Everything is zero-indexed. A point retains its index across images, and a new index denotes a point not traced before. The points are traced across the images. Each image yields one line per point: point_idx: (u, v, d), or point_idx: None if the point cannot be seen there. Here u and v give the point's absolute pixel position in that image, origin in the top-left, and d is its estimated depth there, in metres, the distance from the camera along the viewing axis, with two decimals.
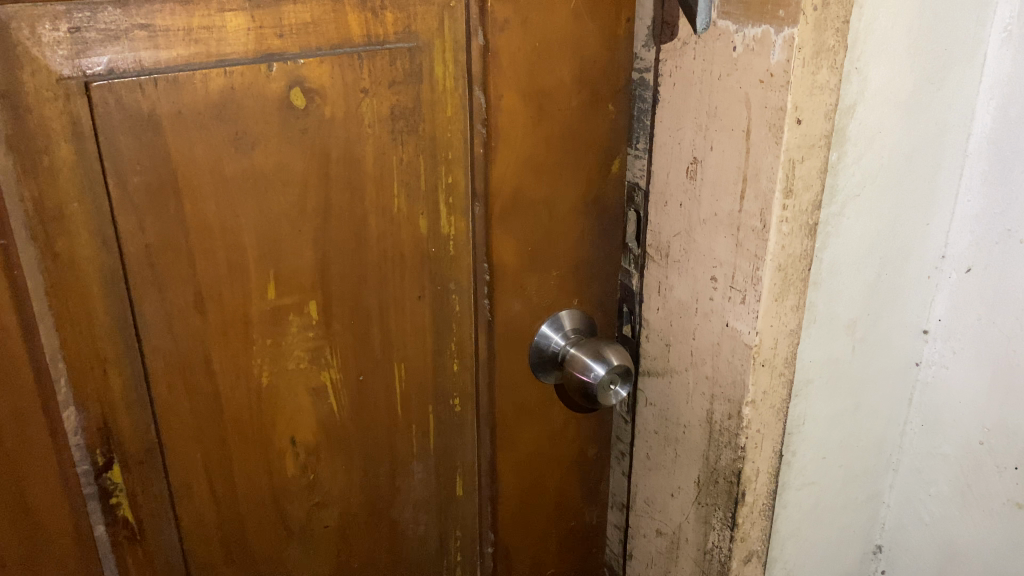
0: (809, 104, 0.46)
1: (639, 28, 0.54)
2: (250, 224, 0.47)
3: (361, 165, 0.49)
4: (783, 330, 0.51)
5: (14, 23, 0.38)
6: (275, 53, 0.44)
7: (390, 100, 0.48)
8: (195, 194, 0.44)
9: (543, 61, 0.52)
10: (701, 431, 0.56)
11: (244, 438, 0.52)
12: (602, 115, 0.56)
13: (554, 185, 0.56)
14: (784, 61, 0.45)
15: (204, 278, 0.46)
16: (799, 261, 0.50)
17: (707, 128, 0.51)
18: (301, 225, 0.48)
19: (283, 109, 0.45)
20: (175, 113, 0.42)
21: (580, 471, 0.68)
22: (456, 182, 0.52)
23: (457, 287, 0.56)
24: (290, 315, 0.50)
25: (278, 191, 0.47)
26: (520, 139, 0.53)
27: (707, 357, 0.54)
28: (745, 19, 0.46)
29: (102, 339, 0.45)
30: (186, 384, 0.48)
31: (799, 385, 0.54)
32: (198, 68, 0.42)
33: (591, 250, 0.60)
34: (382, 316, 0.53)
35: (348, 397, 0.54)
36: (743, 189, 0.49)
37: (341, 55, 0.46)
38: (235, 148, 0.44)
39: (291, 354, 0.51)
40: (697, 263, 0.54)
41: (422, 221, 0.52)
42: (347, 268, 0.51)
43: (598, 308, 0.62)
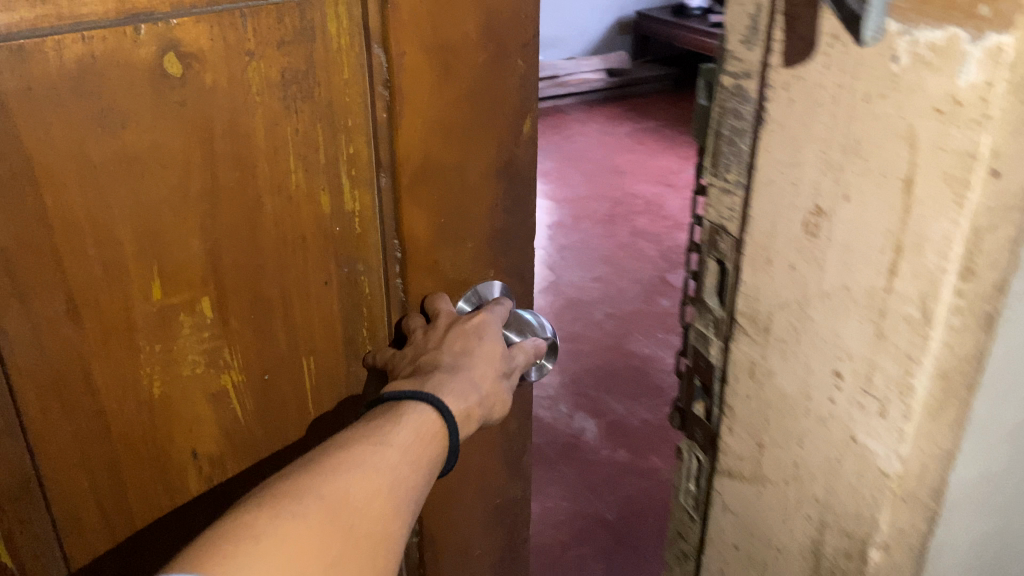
0: (1018, 144, 0.30)
1: (740, 17, 0.39)
2: (122, 216, 0.43)
3: (247, 136, 0.45)
4: (937, 454, 0.36)
5: None
6: (140, 13, 0.40)
7: (280, 61, 0.44)
8: (56, 184, 0.40)
9: (445, 11, 0.47)
10: (803, 563, 0.43)
11: (137, 456, 0.49)
12: (511, 68, 0.51)
13: (467, 152, 0.52)
14: (982, 83, 0.29)
15: (74, 282, 0.43)
16: (970, 364, 0.35)
17: (839, 167, 0.35)
18: (185, 209, 0.44)
19: (156, 78, 0.41)
20: (25, 88, 0.38)
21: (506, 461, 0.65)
22: (358, 151, 0.49)
23: (366, 267, 0.53)
24: (181, 315, 0.47)
25: (159, 174, 0.43)
26: (429, 102, 0.49)
27: (818, 476, 0.40)
28: (919, 15, 0.31)
29: None
30: (61, 402, 0.45)
31: (951, 517, 0.39)
32: (49, 34, 0.38)
33: (507, 222, 0.56)
34: (286, 309, 0.51)
35: (253, 401, 0.52)
36: (893, 261, 0.34)
37: (221, 13, 0.42)
38: (100, 124, 0.40)
39: (184, 359, 0.48)
40: (811, 349, 0.39)
41: (324, 197, 0.49)
42: (241, 257, 0.47)
43: (518, 278, 0.59)
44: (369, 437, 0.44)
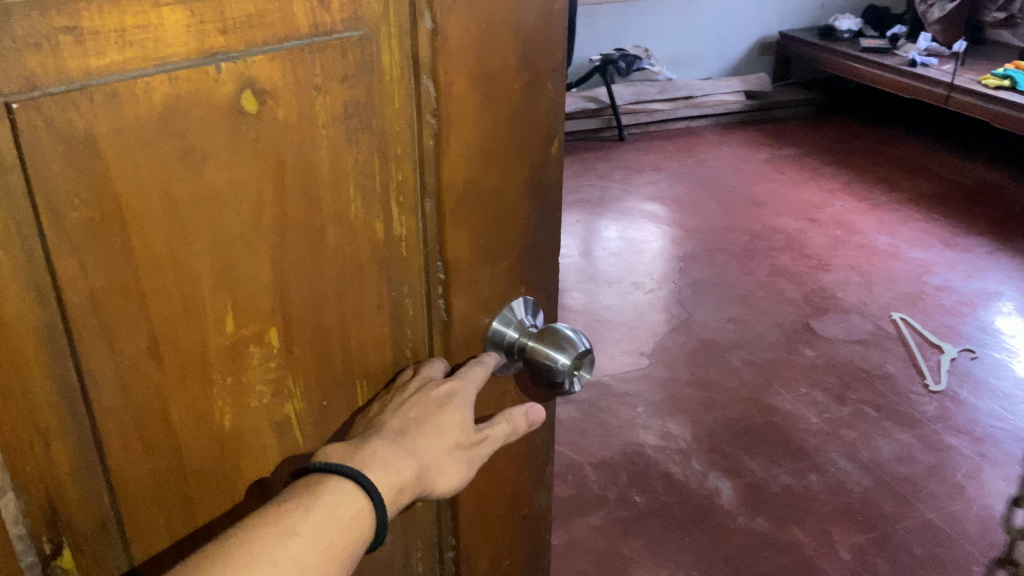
0: None
1: None
2: (203, 251, 0.49)
3: (314, 170, 0.52)
4: None
5: None
6: (219, 51, 0.45)
7: (343, 95, 0.52)
8: (140, 227, 0.46)
9: (488, 44, 0.56)
10: None
11: (205, 487, 0.57)
12: (542, 94, 0.61)
13: (501, 174, 0.62)
14: None
15: (155, 321, 0.49)
16: None
17: None
18: (258, 242, 0.51)
19: (235, 114, 0.47)
20: (115, 130, 0.43)
21: (527, 454, 0.75)
22: (405, 178, 0.58)
23: (411, 289, 0.62)
24: (250, 346, 0.54)
25: (233, 210, 0.49)
26: (471, 126, 0.58)
27: None
28: None
29: (39, 406, 0.47)
30: (141, 440, 0.51)
31: None
32: (139, 75, 0.43)
33: (534, 234, 0.67)
34: (343, 331, 0.59)
35: (313, 424, 0.60)
36: None
37: (291, 49, 0.48)
38: (183, 164, 0.46)
39: (252, 390, 0.56)
40: None
41: (378, 225, 0.58)
42: (305, 289, 0.55)
43: (540, 290, 0.70)
44: (274, 529, 0.51)
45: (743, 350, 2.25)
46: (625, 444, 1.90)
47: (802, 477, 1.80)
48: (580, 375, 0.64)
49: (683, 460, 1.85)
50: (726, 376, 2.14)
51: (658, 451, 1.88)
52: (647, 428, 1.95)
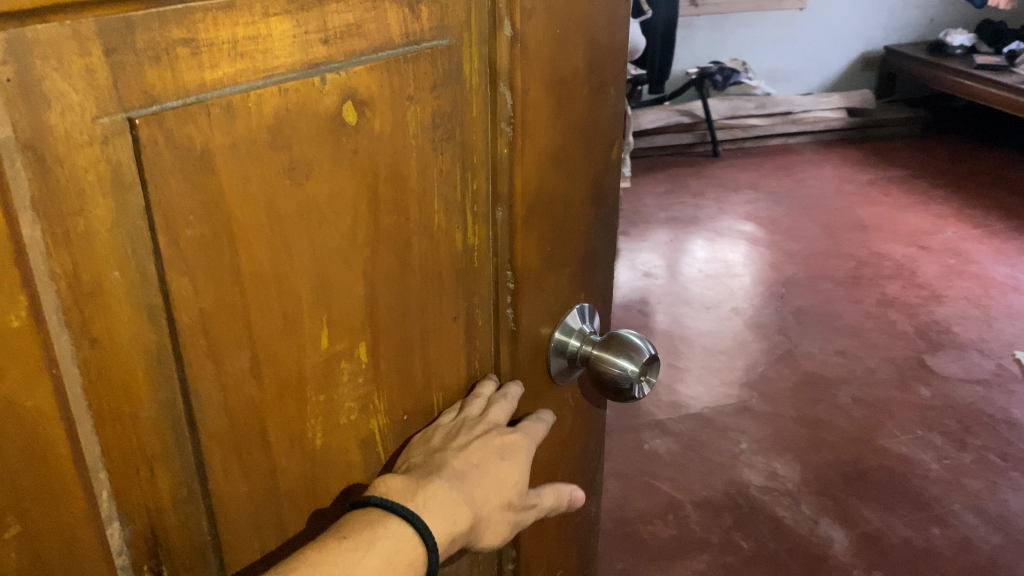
0: None
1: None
2: (301, 264, 0.49)
3: (403, 181, 0.54)
4: None
5: (42, 50, 0.36)
6: (320, 62, 0.47)
7: (432, 106, 0.54)
8: (247, 242, 0.46)
9: (559, 53, 0.61)
10: None
11: (298, 511, 0.55)
12: (605, 98, 0.67)
13: (566, 181, 0.66)
14: None
15: (257, 339, 0.48)
16: None
17: None
18: (351, 255, 0.52)
19: (337, 126, 0.48)
20: (229, 145, 0.43)
21: (577, 458, 0.82)
22: (478, 187, 0.62)
23: (480, 297, 0.65)
24: (342, 362, 0.54)
25: (330, 221, 0.50)
26: (542, 135, 0.62)
27: None
28: None
29: (146, 427, 0.46)
30: (240, 463, 0.50)
31: None
32: (250, 88, 0.44)
33: (592, 240, 0.73)
34: (425, 341, 0.60)
35: (394, 438, 0.61)
36: None
37: (387, 59, 0.50)
38: (289, 176, 0.47)
39: (343, 407, 0.56)
40: None
41: (457, 235, 0.60)
42: (392, 299, 0.56)
43: (593, 292, 0.75)
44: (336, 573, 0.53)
45: (852, 386, 2.16)
46: (729, 483, 1.84)
47: (924, 530, 1.70)
48: (645, 381, 0.71)
49: (792, 504, 1.77)
50: (835, 414, 2.05)
51: (765, 493, 1.80)
52: (752, 466, 1.88)
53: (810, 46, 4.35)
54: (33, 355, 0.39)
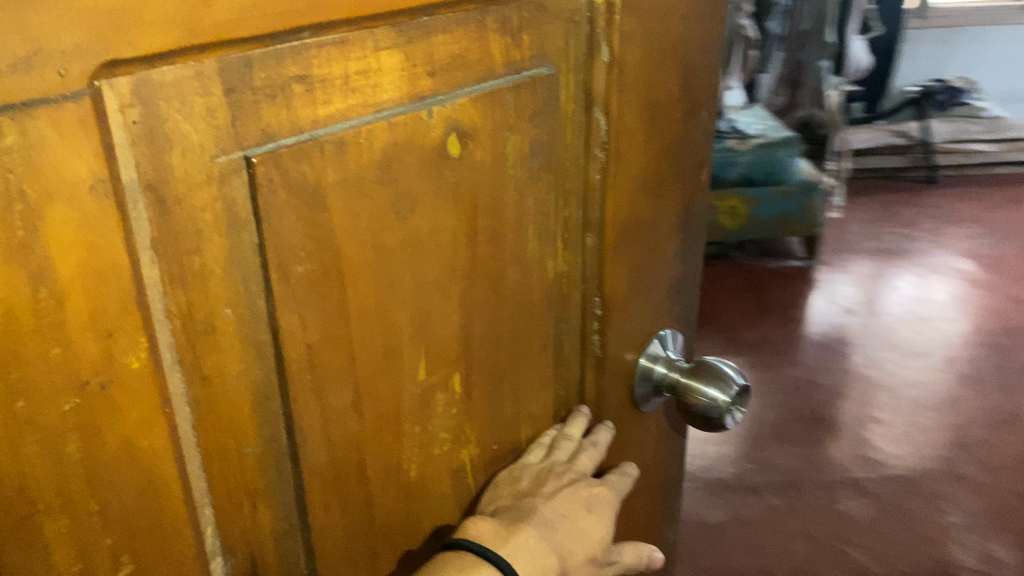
0: None
1: None
2: (403, 298, 0.49)
3: (500, 211, 0.53)
4: None
5: (168, 91, 0.36)
6: (426, 94, 0.46)
7: (531, 134, 0.53)
8: (355, 277, 0.45)
9: (654, 76, 0.60)
10: None
11: (391, 545, 0.55)
12: (698, 121, 0.66)
13: (657, 205, 0.65)
14: None
15: (360, 374, 0.48)
16: None
17: None
18: (449, 287, 0.52)
19: (441, 158, 0.48)
20: (341, 180, 0.43)
21: (660, 485, 0.80)
22: (571, 214, 0.61)
23: (569, 326, 0.64)
24: (437, 394, 0.54)
25: (431, 254, 0.50)
26: (634, 160, 0.61)
27: None
28: None
29: (250, 463, 0.45)
30: (339, 498, 0.50)
31: None
32: (360, 123, 0.43)
33: (680, 265, 0.71)
34: (514, 371, 0.59)
35: (483, 469, 0.60)
36: None
37: (489, 89, 0.50)
38: (396, 210, 0.46)
39: (437, 439, 0.55)
40: None
41: (548, 263, 0.59)
42: (485, 329, 0.56)
43: (680, 318, 0.74)
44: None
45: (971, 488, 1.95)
46: (938, 561, 1.77)
47: None
48: (735, 411, 0.69)
49: None
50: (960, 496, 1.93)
51: None
52: (963, 544, 1.81)
53: (974, 56, 3.82)
54: (149, 397, 0.39)
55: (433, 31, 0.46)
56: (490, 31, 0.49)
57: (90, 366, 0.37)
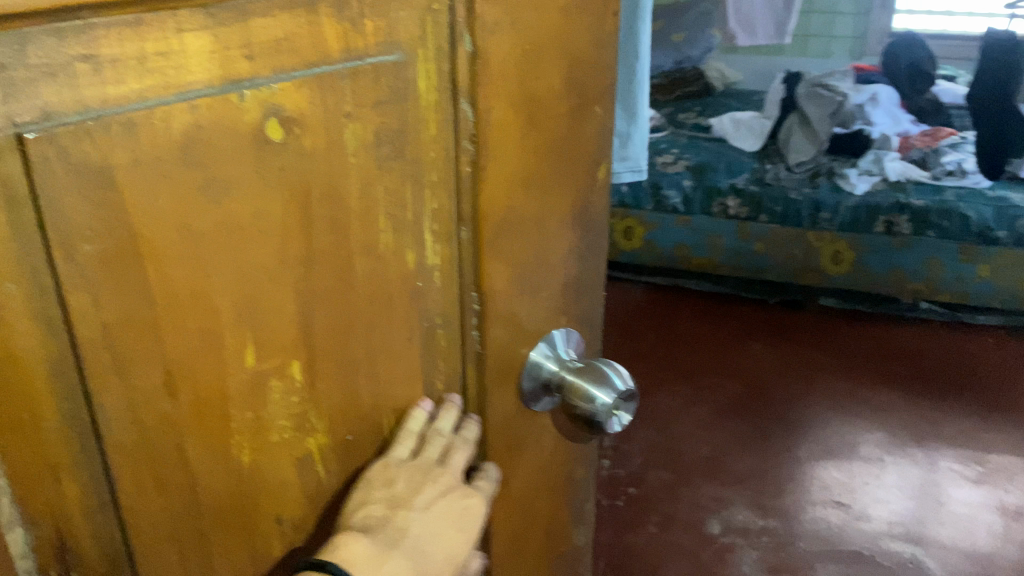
0: None
1: None
2: (223, 283, 0.49)
3: (341, 199, 0.52)
4: None
5: None
6: (243, 78, 0.46)
7: (375, 123, 0.52)
8: (158, 260, 0.45)
9: (531, 69, 0.58)
10: None
11: (224, 530, 0.55)
12: (591, 116, 0.64)
13: (543, 202, 0.64)
14: None
15: (171, 356, 0.48)
16: None
17: None
18: (281, 274, 0.51)
19: (261, 143, 0.47)
20: (133, 161, 0.43)
21: (567, 487, 0.79)
22: (441, 207, 0.59)
23: (444, 320, 0.64)
24: (273, 381, 0.54)
25: (256, 240, 0.49)
26: (511, 155, 0.60)
27: None
28: None
29: (50, 438, 0.46)
30: (154, 480, 0.50)
31: None
32: (158, 105, 0.43)
33: (578, 264, 0.69)
34: (372, 363, 0.59)
35: (336, 458, 0.60)
36: None
37: (321, 75, 0.49)
38: (205, 194, 0.46)
39: (275, 425, 0.55)
40: None
41: (409, 255, 0.58)
42: (331, 319, 0.55)
43: (582, 319, 0.72)
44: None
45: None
46: None
47: None
48: (619, 413, 0.67)
49: None
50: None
51: None
52: None
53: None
54: None
55: (250, 13, 0.45)
56: (323, 16, 0.48)
57: None
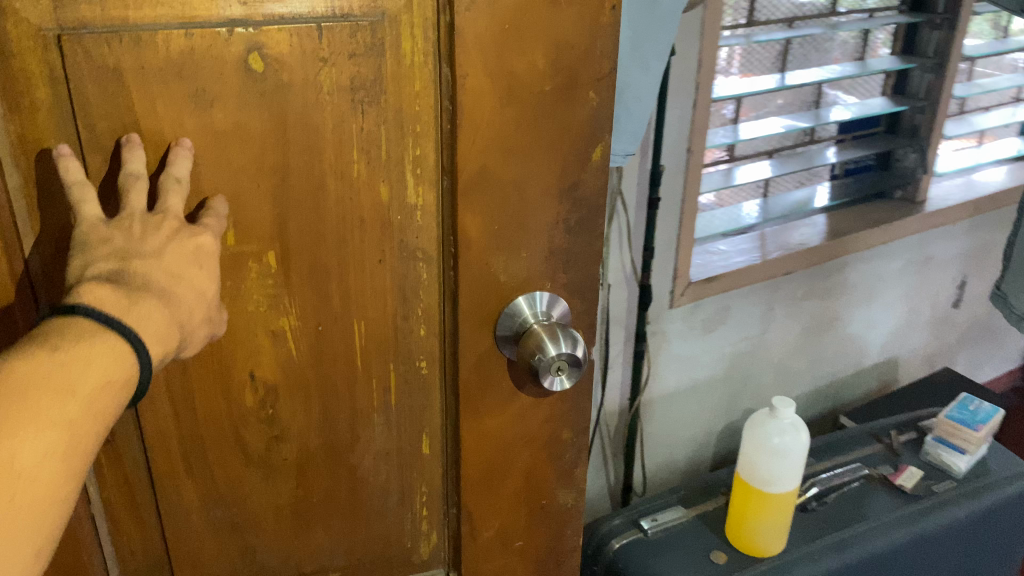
0: None
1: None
2: (209, 173, 0.65)
3: (316, 128, 0.65)
4: None
5: None
6: (236, 20, 0.61)
7: (350, 70, 0.64)
8: (155, 143, 0.62)
9: (510, 47, 0.66)
10: None
11: (204, 368, 0.71)
12: (581, 99, 0.70)
13: (523, 169, 0.71)
14: None
15: None
16: None
17: None
18: (259, 177, 0.66)
19: (244, 70, 0.62)
20: (138, 68, 0.59)
21: (550, 445, 0.85)
22: (422, 155, 0.70)
23: (425, 256, 0.74)
24: (250, 262, 0.68)
25: (239, 145, 0.64)
26: (488, 120, 0.68)
27: None
28: None
29: (75, 258, 0.65)
30: None
31: None
32: (162, 30, 0.59)
33: (567, 236, 0.76)
34: (343, 272, 0.71)
35: (307, 343, 0.73)
36: None
37: (302, 26, 0.62)
38: (195, 101, 0.62)
39: (252, 298, 0.70)
40: None
41: (382, 189, 0.70)
42: (305, 225, 0.69)
43: (571, 289, 0.78)
44: (53, 386, 0.54)
45: None
46: None
47: None
48: (558, 374, 0.73)
49: None
50: None
51: None
52: None
53: None
54: None
55: None
56: None
57: None
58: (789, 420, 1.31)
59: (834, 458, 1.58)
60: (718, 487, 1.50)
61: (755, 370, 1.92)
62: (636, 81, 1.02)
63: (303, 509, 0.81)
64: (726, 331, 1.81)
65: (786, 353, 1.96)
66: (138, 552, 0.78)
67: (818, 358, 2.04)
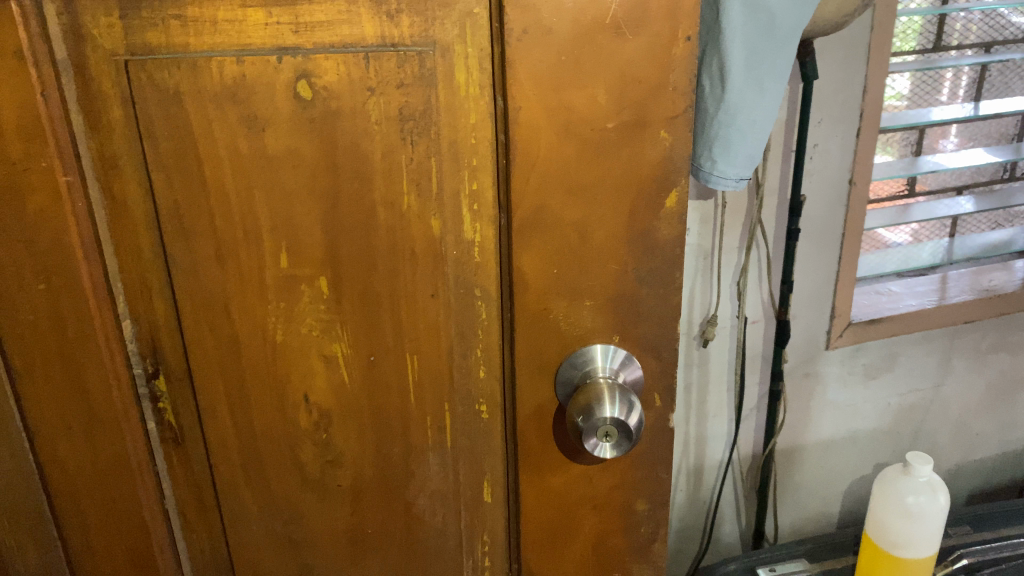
0: None
1: None
2: (264, 197, 0.66)
3: (367, 158, 0.65)
4: None
5: (82, 6, 0.60)
6: (289, 48, 0.61)
7: (399, 99, 0.63)
8: (212, 165, 0.64)
9: (571, 80, 0.62)
10: None
11: (261, 385, 0.73)
12: (651, 138, 0.65)
13: (586, 211, 0.66)
14: None
15: (223, 241, 0.67)
16: None
17: None
18: (309, 202, 0.66)
19: (294, 98, 0.62)
20: (196, 91, 0.62)
21: (620, 510, 0.79)
22: (480, 191, 0.68)
23: (483, 294, 0.71)
24: (303, 285, 0.69)
25: (291, 171, 0.65)
26: (548, 156, 0.64)
27: None
28: None
29: (148, 273, 0.69)
30: (209, 325, 0.71)
31: None
32: (219, 57, 0.61)
33: (637, 286, 0.70)
34: (393, 303, 0.70)
35: (359, 372, 0.73)
36: None
37: (349, 54, 0.61)
38: (249, 126, 0.63)
39: (305, 320, 0.71)
40: None
41: (433, 222, 0.68)
42: (356, 254, 0.68)
43: (644, 346, 0.72)
44: None
45: None
46: None
47: None
48: (603, 442, 0.66)
49: None
50: None
51: None
52: None
53: None
54: (51, 187, 0.64)
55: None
56: (363, 9, 0.61)
57: (14, 155, 0.62)
58: (925, 479, 1.17)
59: (996, 529, 1.34)
60: (847, 544, 1.35)
61: (928, 429, 1.63)
62: (749, 104, 0.80)
63: (358, 538, 0.81)
64: (893, 381, 1.55)
65: (969, 413, 1.66)
66: (207, 552, 0.82)
67: (1008, 422, 1.70)
